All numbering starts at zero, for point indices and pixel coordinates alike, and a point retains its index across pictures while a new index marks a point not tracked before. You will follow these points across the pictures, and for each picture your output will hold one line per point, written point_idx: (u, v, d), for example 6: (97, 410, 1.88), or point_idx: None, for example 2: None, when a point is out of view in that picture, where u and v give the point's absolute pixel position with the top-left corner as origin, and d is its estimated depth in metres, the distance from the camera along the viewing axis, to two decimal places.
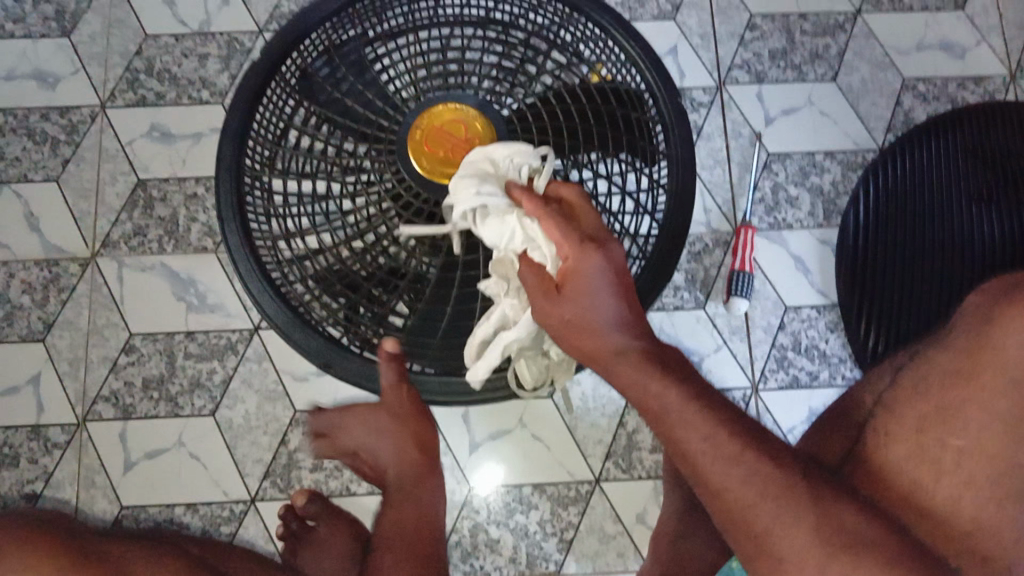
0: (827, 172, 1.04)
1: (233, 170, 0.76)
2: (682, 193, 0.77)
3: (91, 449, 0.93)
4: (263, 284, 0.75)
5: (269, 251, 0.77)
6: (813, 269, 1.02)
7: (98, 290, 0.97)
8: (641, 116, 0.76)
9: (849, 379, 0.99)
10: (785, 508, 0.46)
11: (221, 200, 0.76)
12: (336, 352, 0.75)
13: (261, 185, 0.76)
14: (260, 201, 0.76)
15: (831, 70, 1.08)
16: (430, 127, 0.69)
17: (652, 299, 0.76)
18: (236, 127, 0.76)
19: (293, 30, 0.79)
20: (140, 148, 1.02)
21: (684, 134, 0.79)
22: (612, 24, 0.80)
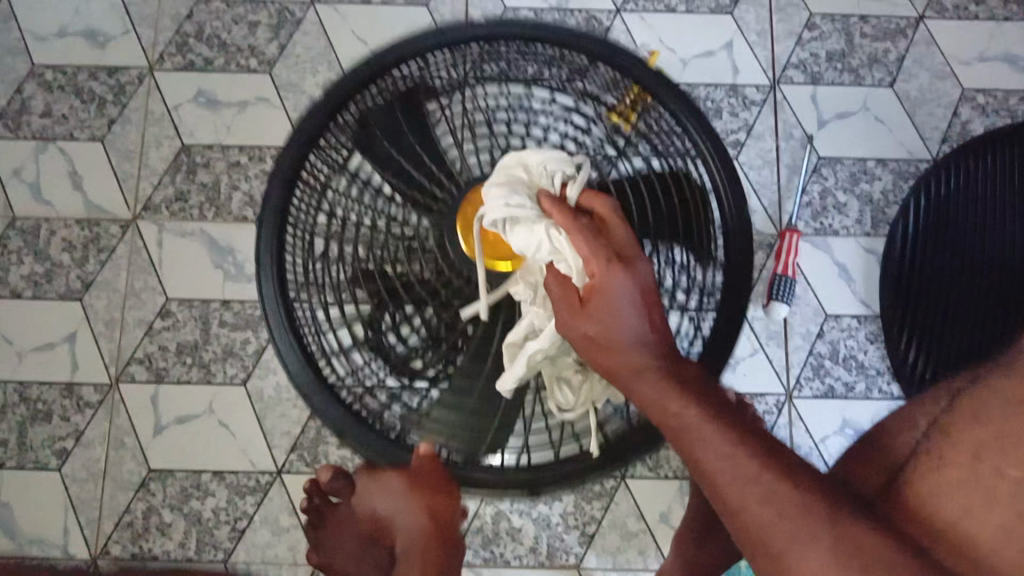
0: (877, 180, 1.02)
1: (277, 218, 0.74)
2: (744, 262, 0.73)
3: (123, 410, 0.94)
4: (293, 343, 0.73)
5: (306, 317, 0.75)
6: (857, 278, 1.00)
7: (137, 253, 0.97)
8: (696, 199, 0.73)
9: (886, 394, 0.97)
10: (799, 519, 0.44)
11: (262, 247, 0.74)
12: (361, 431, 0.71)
13: (302, 249, 0.75)
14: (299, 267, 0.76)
15: (889, 76, 1.05)
16: (477, 205, 0.68)
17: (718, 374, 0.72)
18: (282, 182, 0.74)
19: (346, 79, 0.76)
20: (186, 113, 1.01)
21: (742, 207, 0.74)
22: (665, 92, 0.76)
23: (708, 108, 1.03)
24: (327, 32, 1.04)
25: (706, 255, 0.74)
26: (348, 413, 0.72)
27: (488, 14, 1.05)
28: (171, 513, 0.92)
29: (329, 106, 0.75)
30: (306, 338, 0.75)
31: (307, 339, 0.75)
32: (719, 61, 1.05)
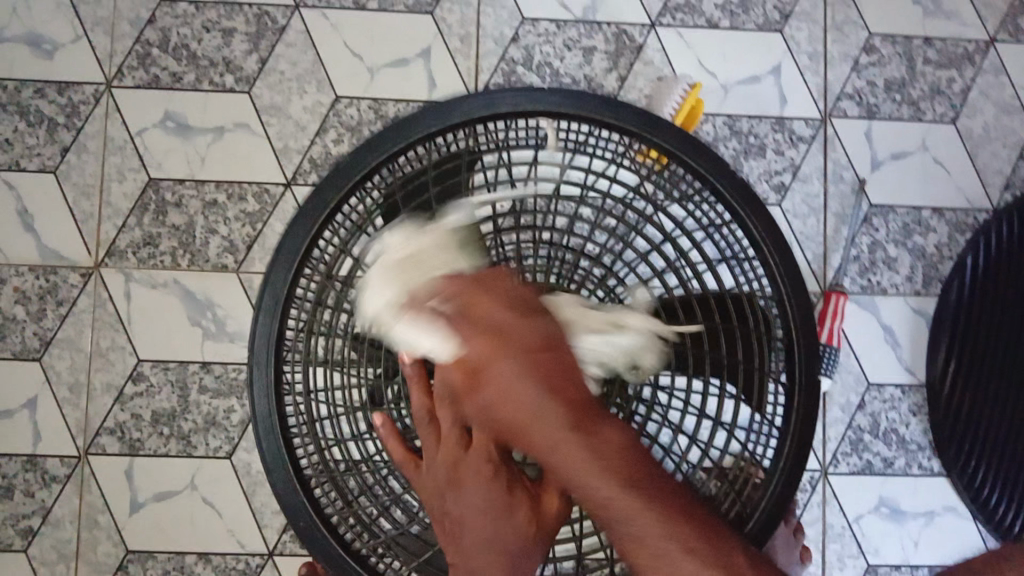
0: (932, 232, 0.93)
1: (279, 306, 0.66)
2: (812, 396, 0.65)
3: (94, 485, 0.84)
4: (283, 452, 0.66)
5: (294, 410, 0.68)
6: (904, 342, 0.92)
7: (101, 306, 0.86)
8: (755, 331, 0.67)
9: (925, 469, 0.92)
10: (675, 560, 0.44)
11: (256, 338, 0.66)
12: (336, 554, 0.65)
13: (304, 335, 0.68)
14: (299, 355, 0.69)
15: (952, 111, 0.94)
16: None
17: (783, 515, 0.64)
18: (290, 260, 0.66)
19: (374, 147, 0.66)
20: (152, 141, 0.87)
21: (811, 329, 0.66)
22: (728, 190, 0.67)
23: (751, 144, 0.91)
24: (315, 44, 0.89)
25: (761, 407, 0.66)
26: (333, 538, 0.66)
27: (503, 27, 0.91)
28: None
29: (351, 181, 0.66)
30: (292, 435, 0.68)
31: (293, 435, 0.68)
32: (766, 89, 0.92)
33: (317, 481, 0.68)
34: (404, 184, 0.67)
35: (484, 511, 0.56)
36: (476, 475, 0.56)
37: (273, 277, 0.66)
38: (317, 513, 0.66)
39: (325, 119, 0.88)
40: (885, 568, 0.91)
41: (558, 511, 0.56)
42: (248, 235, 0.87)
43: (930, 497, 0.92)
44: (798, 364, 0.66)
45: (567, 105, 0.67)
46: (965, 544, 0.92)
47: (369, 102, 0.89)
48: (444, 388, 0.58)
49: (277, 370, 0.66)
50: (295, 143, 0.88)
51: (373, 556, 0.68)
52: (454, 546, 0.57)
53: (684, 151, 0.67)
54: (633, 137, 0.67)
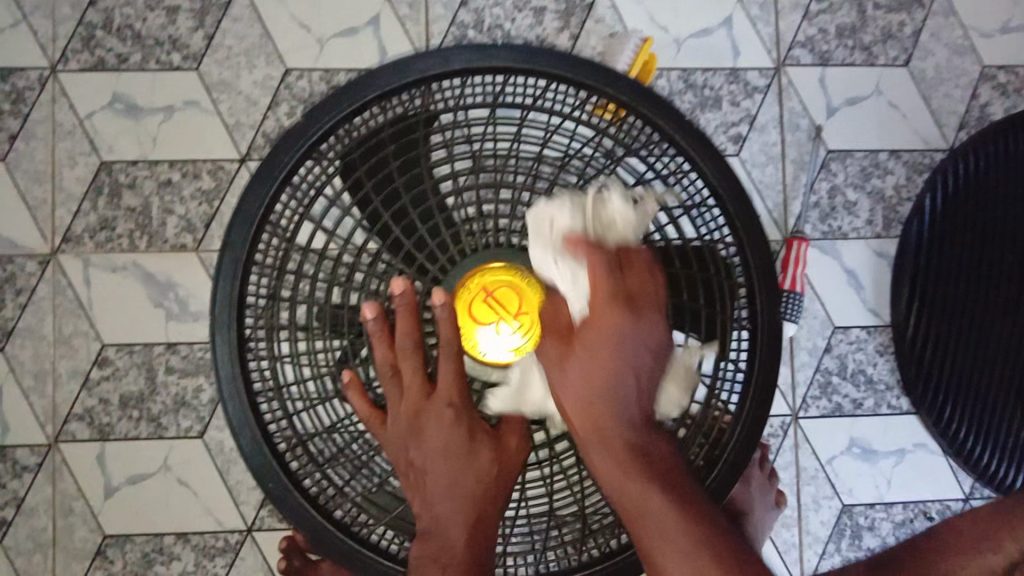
0: (889, 175, 0.94)
1: (238, 272, 0.66)
2: (773, 341, 0.67)
3: (67, 473, 0.84)
4: (249, 415, 0.66)
5: (261, 376, 0.69)
6: (867, 285, 0.94)
7: (61, 293, 0.85)
8: (716, 280, 0.68)
9: (893, 408, 0.94)
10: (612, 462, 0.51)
11: (218, 305, 0.67)
12: (308, 515, 0.66)
13: (266, 301, 0.68)
14: (262, 322, 0.68)
15: (903, 54, 0.94)
16: (477, 291, 0.62)
17: (748, 454, 0.67)
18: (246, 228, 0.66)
19: (325, 110, 0.67)
20: (102, 123, 0.86)
21: (769, 275, 0.67)
22: (685, 139, 0.67)
23: (706, 97, 0.91)
24: (262, 17, 0.88)
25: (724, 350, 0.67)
26: (305, 500, 0.66)
27: None
28: None
29: (304, 146, 0.66)
30: (260, 401, 0.68)
31: (261, 401, 0.68)
32: (719, 41, 0.92)
33: (286, 446, 0.68)
34: (360, 147, 0.67)
35: (448, 454, 0.58)
36: (440, 422, 0.59)
37: (232, 243, 0.66)
38: (287, 475, 0.67)
39: (276, 92, 0.87)
40: (860, 508, 0.93)
41: (519, 448, 0.60)
42: (206, 213, 0.86)
43: (900, 436, 0.94)
44: (759, 308, 0.67)
45: (520, 60, 0.67)
46: (936, 480, 0.95)
47: (321, 73, 0.88)
48: (406, 340, 0.60)
49: (240, 335, 0.67)
50: (248, 118, 0.87)
51: (345, 517, 0.68)
52: (419, 495, 0.59)
53: (639, 101, 0.67)
54: (588, 90, 0.68)
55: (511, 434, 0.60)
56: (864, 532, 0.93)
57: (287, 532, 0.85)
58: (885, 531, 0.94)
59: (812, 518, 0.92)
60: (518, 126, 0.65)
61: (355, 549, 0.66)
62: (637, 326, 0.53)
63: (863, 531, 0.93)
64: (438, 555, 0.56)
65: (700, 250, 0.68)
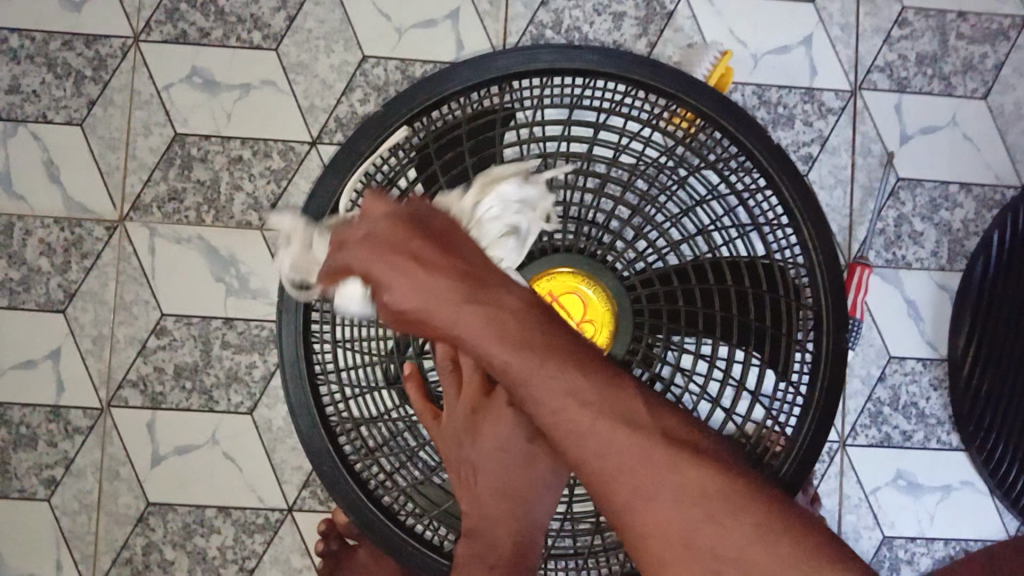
0: (958, 208, 0.92)
1: None
2: (838, 365, 0.66)
3: (116, 437, 0.85)
4: (308, 398, 0.66)
5: (322, 359, 0.69)
6: (926, 317, 0.92)
7: (126, 260, 0.86)
8: (784, 299, 0.67)
9: (943, 443, 0.92)
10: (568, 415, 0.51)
11: (286, 285, 0.67)
12: (358, 502, 0.66)
13: (335, 284, 0.68)
14: (329, 305, 0.69)
15: (983, 86, 0.93)
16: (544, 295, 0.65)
17: (803, 478, 0.66)
18: (323, 210, 0.66)
19: (410, 98, 0.67)
20: (179, 96, 0.87)
21: (840, 299, 0.66)
22: (765, 154, 0.67)
23: (779, 115, 0.91)
24: (344, 3, 0.88)
25: (786, 373, 0.66)
26: (356, 487, 0.66)
27: None
28: (173, 550, 0.85)
29: (386, 132, 0.67)
30: (320, 383, 0.68)
31: (320, 383, 0.68)
32: (797, 59, 0.91)
33: (342, 430, 0.69)
34: (438, 138, 0.67)
35: (501, 455, 0.58)
36: (495, 425, 0.57)
37: (307, 222, 0.67)
38: (341, 460, 0.67)
39: (351, 78, 0.88)
40: (900, 541, 0.91)
41: (573, 455, 0.58)
42: (273, 192, 0.87)
43: (948, 472, 0.92)
44: (826, 335, 0.66)
45: (605, 64, 0.67)
46: (981, 520, 0.92)
47: (398, 62, 0.88)
48: (468, 342, 0.58)
49: (305, 317, 0.67)
50: (322, 102, 0.88)
51: (393, 505, 0.68)
52: (468, 495, 0.59)
53: (722, 113, 0.67)
54: (670, 98, 0.68)
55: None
56: (902, 566, 0.91)
57: (327, 516, 0.85)
58: (923, 567, 0.92)
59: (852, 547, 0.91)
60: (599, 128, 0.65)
61: (401, 541, 0.66)
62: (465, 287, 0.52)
63: (901, 564, 0.91)
64: (487, 554, 0.57)
65: (771, 270, 0.67)
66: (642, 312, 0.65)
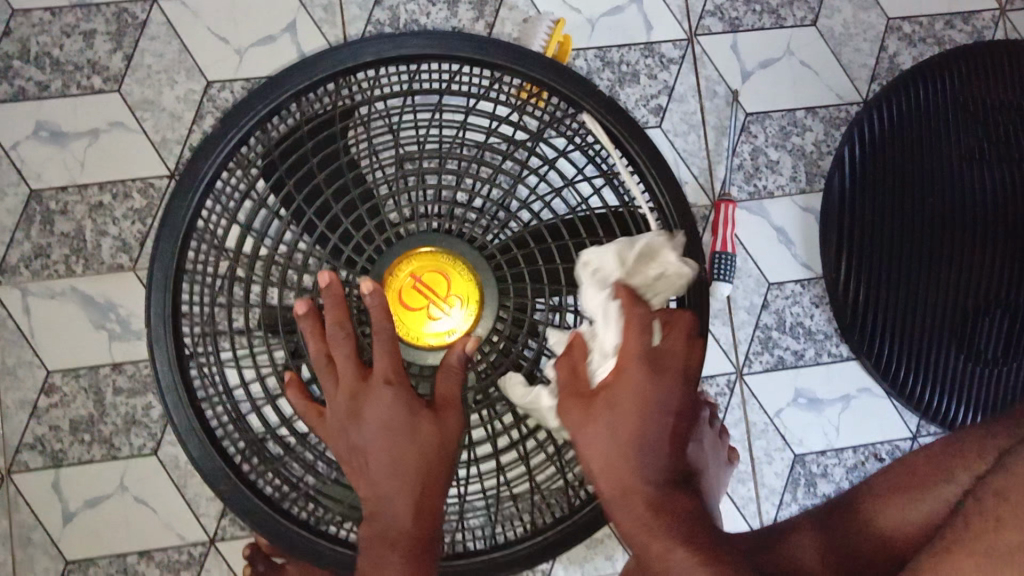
0: (808, 131, 0.96)
1: (169, 278, 0.66)
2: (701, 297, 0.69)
3: (22, 503, 0.84)
4: (195, 424, 0.66)
5: (202, 381, 0.68)
6: (796, 239, 0.96)
7: (2, 325, 0.85)
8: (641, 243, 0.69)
9: (835, 356, 0.96)
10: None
11: (152, 316, 0.66)
12: (260, 513, 0.66)
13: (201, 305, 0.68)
14: (199, 327, 0.68)
15: (810, 14, 0.97)
16: (405, 278, 0.65)
17: None
18: (169, 236, 0.67)
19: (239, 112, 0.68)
20: (27, 152, 0.87)
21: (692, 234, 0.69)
22: (599, 109, 0.69)
23: (624, 72, 0.94)
24: (180, 34, 0.89)
25: None
26: (258, 499, 0.66)
27: None
28: None
29: (228, 145, 0.68)
30: (203, 404, 0.68)
31: (203, 405, 0.68)
32: (631, 17, 0.94)
33: (234, 447, 0.68)
34: (278, 145, 0.69)
35: (384, 433, 0.58)
36: (378, 399, 0.59)
37: (159, 248, 0.67)
38: (238, 477, 0.66)
39: (200, 106, 0.88)
40: (812, 456, 0.95)
41: (456, 418, 0.60)
42: (140, 231, 0.87)
43: (844, 383, 0.97)
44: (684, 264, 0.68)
45: (428, 46, 0.69)
46: (883, 423, 0.97)
47: (242, 83, 0.89)
48: (336, 330, 0.59)
49: (177, 345, 0.67)
50: (173, 134, 0.88)
51: (296, 510, 0.69)
52: (362, 479, 0.59)
53: (551, 76, 0.70)
54: (500, 69, 0.70)
55: (445, 406, 0.60)
56: (818, 480, 0.95)
57: (250, 540, 0.85)
58: (838, 477, 0.95)
59: (767, 470, 0.94)
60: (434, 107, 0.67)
61: (314, 543, 0.66)
62: (660, 385, 0.49)
63: (817, 479, 0.95)
64: (386, 534, 0.57)
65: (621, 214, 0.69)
66: (504, 279, 0.66)
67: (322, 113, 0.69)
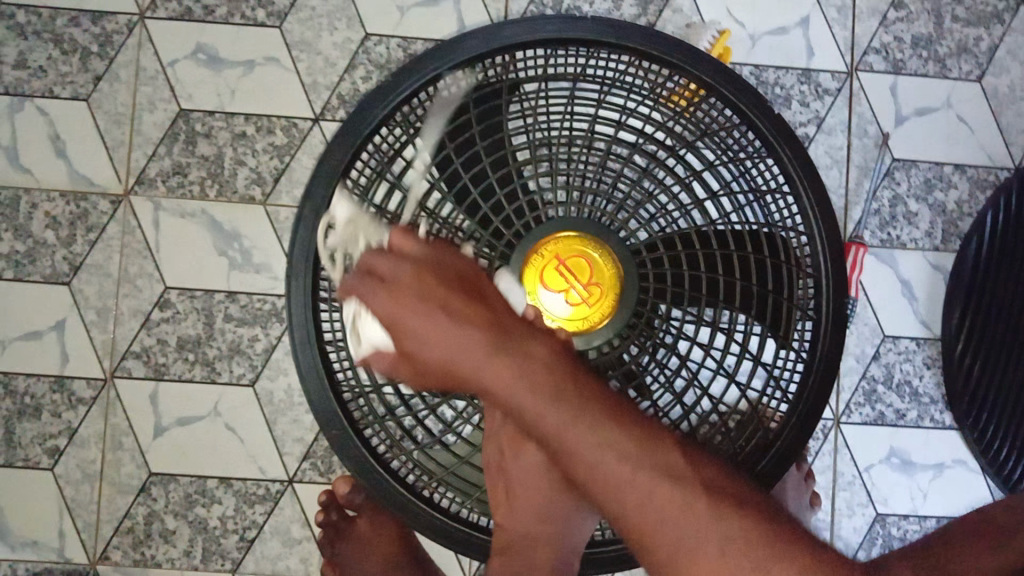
0: (953, 188, 0.93)
1: (316, 221, 0.67)
2: (837, 327, 0.68)
3: (119, 408, 0.86)
4: (317, 365, 0.68)
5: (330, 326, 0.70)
6: (921, 296, 0.93)
7: (130, 234, 0.87)
8: (788, 265, 0.68)
9: (937, 422, 0.93)
10: (667, 499, 0.50)
11: (296, 255, 0.67)
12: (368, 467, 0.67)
13: None
14: (335, 274, 0.69)
15: (977, 69, 0.94)
16: (550, 258, 0.65)
17: (804, 437, 0.68)
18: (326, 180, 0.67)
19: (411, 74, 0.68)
20: (184, 72, 0.88)
21: (838, 261, 0.68)
22: (764, 122, 0.68)
23: (776, 95, 0.92)
24: None
25: (788, 339, 0.68)
26: (365, 451, 0.67)
27: None
28: (175, 520, 0.86)
29: (393, 100, 0.68)
30: (329, 351, 0.69)
31: (330, 351, 0.69)
32: (794, 41, 0.92)
33: (351, 396, 0.69)
34: (443, 109, 0.68)
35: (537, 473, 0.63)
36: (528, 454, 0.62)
37: (312, 192, 0.67)
38: (353, 428, 0.68)
39: (354, 55, 0.89)
40: (893, 518, 0.92)
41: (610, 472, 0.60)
42: (276, 167, 0.88)
43: (942, 450, 0.93)
44: (827, 289, 0.68)
45: (607, 34, 0.68)
46: (972, 497, 0.94)
47: (400, 41, 0.89)
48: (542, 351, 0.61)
49: (314, 287, 0.68)
50: (324, 79, 0.89)
51: (400, 469, 0.69)
52: (502, 511, 0.64)
53: (722, 83, 0.68)
54: (670, 67, 0.69)
55: None
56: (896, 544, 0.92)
57: (329, 488, 0.86)
58: None
59: (845, 523, 0.92)
60: (600, 95, 0.66)
61: (410, 504, 0.67)
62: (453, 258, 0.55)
63: (894, 541, 0.92)
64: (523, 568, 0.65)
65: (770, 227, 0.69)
66: (644, 276, 0.67)
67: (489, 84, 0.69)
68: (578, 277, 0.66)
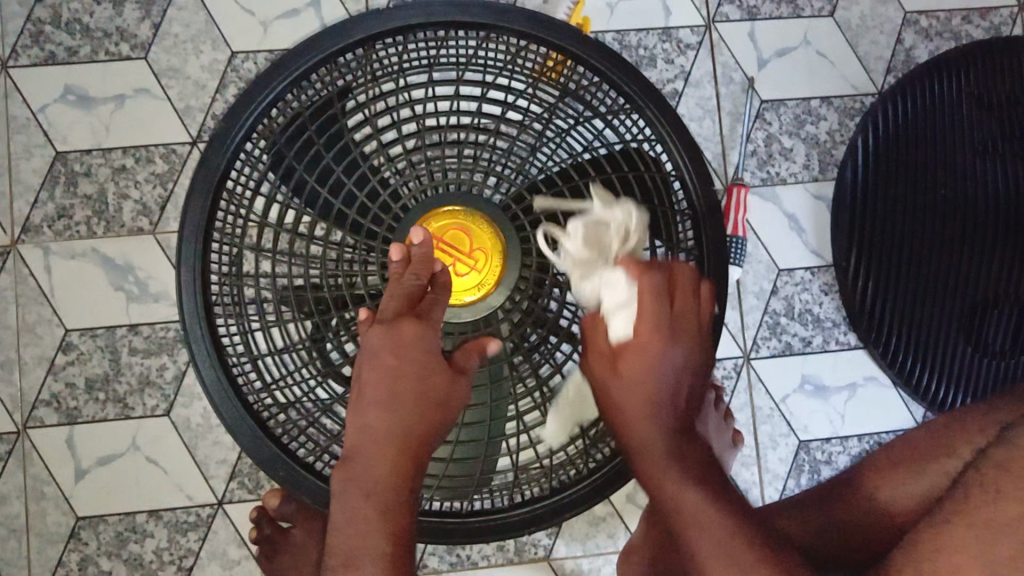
0: (822, 120, 0.97)
1: (199, 267, 0.66)
2: (715, 217, 0.70)
3: (37, 458, 0.86)
4: (237, 406, 0.66)
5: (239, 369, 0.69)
6: (808, 228, 0.96)
7: (23, 282, 0.87)
8: (656, 174, 0.69)
9: (842, 344, 0.97)
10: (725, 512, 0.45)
11: (185, 307, 0.66)
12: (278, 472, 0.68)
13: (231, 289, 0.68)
14: (228, 307, 0.69)
15: (828, 5, 0.98)
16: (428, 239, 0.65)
17: None
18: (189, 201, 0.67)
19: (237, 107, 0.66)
20: (55, 116, 0.88)
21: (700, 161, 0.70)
22: (592, 55, 0.69)
23: (641, 56, 0.95)
24: (207, 5, 0.90)
25: (674, 241, 0.70)
26: (280, 452, 0.67)
27: None
28: (109, 561, 0.86)
29: (229, 141, 0.66)
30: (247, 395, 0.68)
31: (248, 395, 0.68)
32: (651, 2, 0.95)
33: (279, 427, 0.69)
34: (282, 132, 0.68)
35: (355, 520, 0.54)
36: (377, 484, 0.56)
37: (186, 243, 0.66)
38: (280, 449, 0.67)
39: (223, 75, 0.90)
40: (817, 443, 0.96)
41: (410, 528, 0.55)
42: (160, 195, 0.88)
43: (851, 370, 0.97)
44: (695, 191, 0.69)
45: (415, 15, 0.68)
46: (890, 412, 0.97)
47: (266, 55, 0.90)
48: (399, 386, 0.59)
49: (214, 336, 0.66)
50: (197, 102, 0.89)
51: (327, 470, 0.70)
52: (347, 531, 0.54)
53: (546, 33, 0.69)
54: (488, 30, 0.69)
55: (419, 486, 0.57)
56: (822, 466, 0.96)
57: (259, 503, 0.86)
58: (842, 464, 0.96)
59: (771, 455, 0.95)
60: (428, 72, 0.66)
61: None
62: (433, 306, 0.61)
63: (821, 465, 0.96)
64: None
65: (630, 152, 0.69)
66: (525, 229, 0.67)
67: (319, 93, 0.68)
68: (460, 249, 0.65)
